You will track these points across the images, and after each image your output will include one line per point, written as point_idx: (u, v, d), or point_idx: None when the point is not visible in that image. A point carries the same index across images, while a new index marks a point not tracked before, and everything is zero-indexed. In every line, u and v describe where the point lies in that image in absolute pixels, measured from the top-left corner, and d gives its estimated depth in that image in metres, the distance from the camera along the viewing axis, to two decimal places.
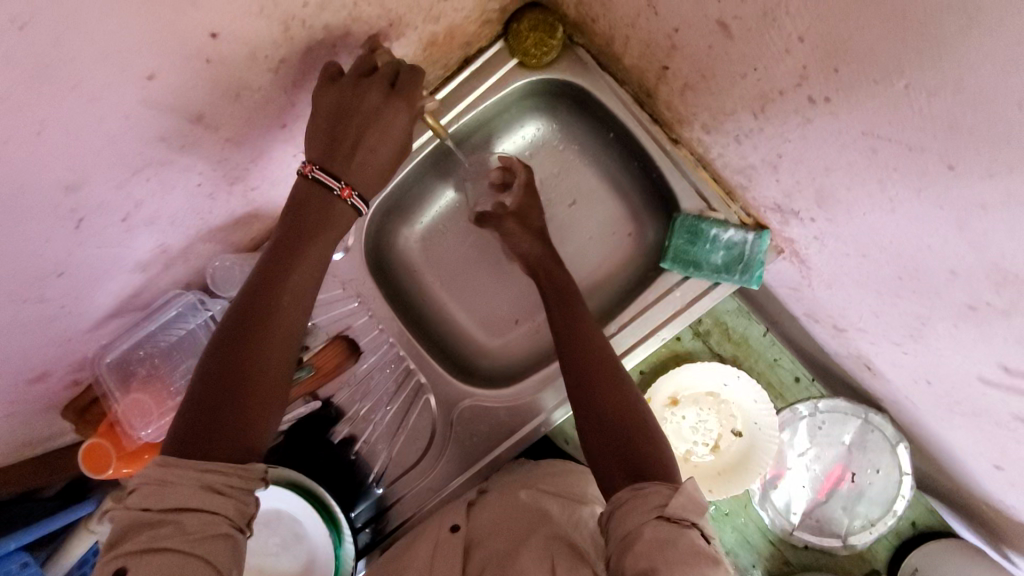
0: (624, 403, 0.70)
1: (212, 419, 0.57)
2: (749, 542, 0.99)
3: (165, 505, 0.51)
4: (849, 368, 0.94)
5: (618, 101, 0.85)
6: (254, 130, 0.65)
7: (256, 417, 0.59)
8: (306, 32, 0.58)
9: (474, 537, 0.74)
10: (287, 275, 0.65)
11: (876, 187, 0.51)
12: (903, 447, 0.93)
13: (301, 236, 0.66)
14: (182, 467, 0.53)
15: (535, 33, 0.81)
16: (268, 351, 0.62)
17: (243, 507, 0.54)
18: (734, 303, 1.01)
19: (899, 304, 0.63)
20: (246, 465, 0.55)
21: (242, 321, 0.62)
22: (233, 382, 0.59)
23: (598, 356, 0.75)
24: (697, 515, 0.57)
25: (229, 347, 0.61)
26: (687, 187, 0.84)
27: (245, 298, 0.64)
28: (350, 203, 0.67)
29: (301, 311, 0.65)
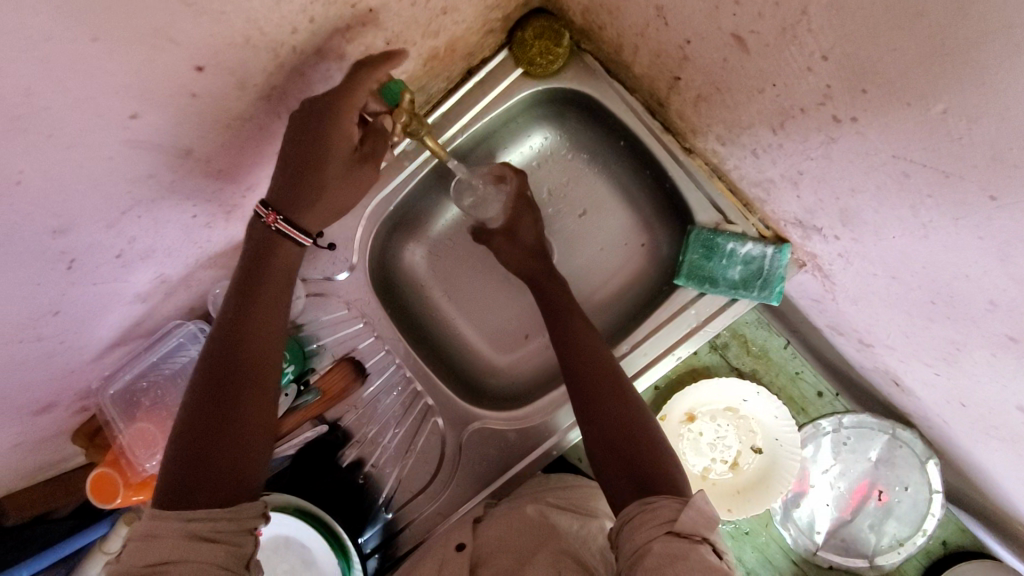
0: (634, 431, 0.67)
1: (201, 466, 0.55)
2: (771, 562, 0.95)
3: (150, 560, 0.48)
4: (876, 383, 0.89)
5: (628, 110, 0.81)
6: (249, 158, 0.63)
7: (247, 456, 0.57)
8: (298, 58, 0.55)
9: (482, 556, 0.73)
10: (258, 305, 0.62)
11: (908, 213, 0.48)
12: (933, 464, 0.89)
13: (274, 261, 0.63)
14: (165, 520, 0.51)
15: (540, 41, 0.78)
16: (246, 387, 0.59)
17: (233, 551, 0.51)
18: (753, 314, 0.97)
19: (931, 327, 0.60)
20: (238, 507, 0.54)
21: (215, 359, 0.60)
22: (215, 425, 0.57)
23: (602, 375, 0.71)
24: (709, 529, 0.54)
25: (204, 389, 0.58)
26: (702, 198, 0.80)
27: (215, 335, 0.61)
28: (275, 229, 0.62)
29: (276, 340, 0.63)
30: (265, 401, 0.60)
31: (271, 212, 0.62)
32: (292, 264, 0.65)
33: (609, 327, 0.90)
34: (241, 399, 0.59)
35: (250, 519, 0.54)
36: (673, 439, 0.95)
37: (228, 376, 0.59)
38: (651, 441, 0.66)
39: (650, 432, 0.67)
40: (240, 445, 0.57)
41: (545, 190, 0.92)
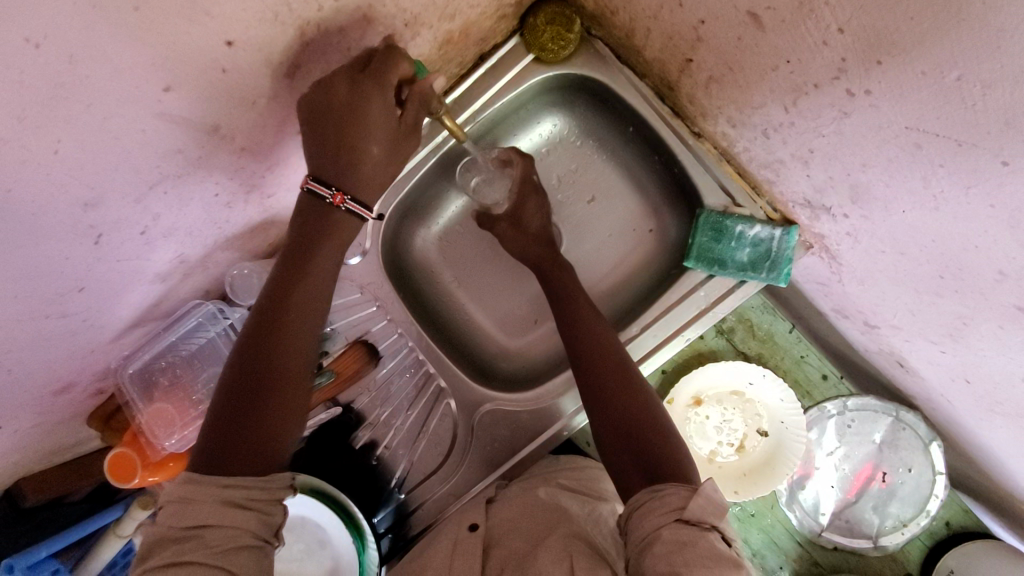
0: (642, 409, 0.68)
1: (237, 435, 0.57)
2: (777, 543, 0.96)
3: (188, 521, 0.50)
4: (879, 365, 0.91)
5: (638, 95, 0.82)
6: (270, 138, 0.64)
7: (279, 429, 0.59)
8: (322, 36, 0.57)
9: (493, 536, 0.72)
10: (297, 286, 0.64)
11: (919, 184, 0.49)
12: (936, 446, 0.91)
13: (311, 241, 0.64)
14: (202, 485, 0.52)
15: (551, 27, 0.79)
16: (283, 366, 0.61)
17: (266, 519, 0.53)
18: (759, 299, 0.98)
19: (939, 303, 0.61)
20: (270, 477, 0.56)
21: (255, 337, 0.62)
22: (252, 400, 0.59)
23: (611, 359, 0.72)
24: (717, 517, 0.54)
25: (242, 365, 0.60)
26: (711, 181, 0.81)
27: (257, 314, 0.63)
28: (344, 209, 0.64)
29: (314, 321, 0.65)
30: (298, 381, 0.62)
31: (338, 192, 0.63)
32: (347, 238, 0.67)
33: (618, 310, 0.91)
34: (277, 377, 0.61)
35: (280, 491, 0.56)
36: (680, 421, 0.96)
37: (266, 354, 0.61)
38: (657, 418, 0.68)
39: (656, 416, 0.68)
40: (273, 421, 0.59)
41: (556, 176, 0.93)
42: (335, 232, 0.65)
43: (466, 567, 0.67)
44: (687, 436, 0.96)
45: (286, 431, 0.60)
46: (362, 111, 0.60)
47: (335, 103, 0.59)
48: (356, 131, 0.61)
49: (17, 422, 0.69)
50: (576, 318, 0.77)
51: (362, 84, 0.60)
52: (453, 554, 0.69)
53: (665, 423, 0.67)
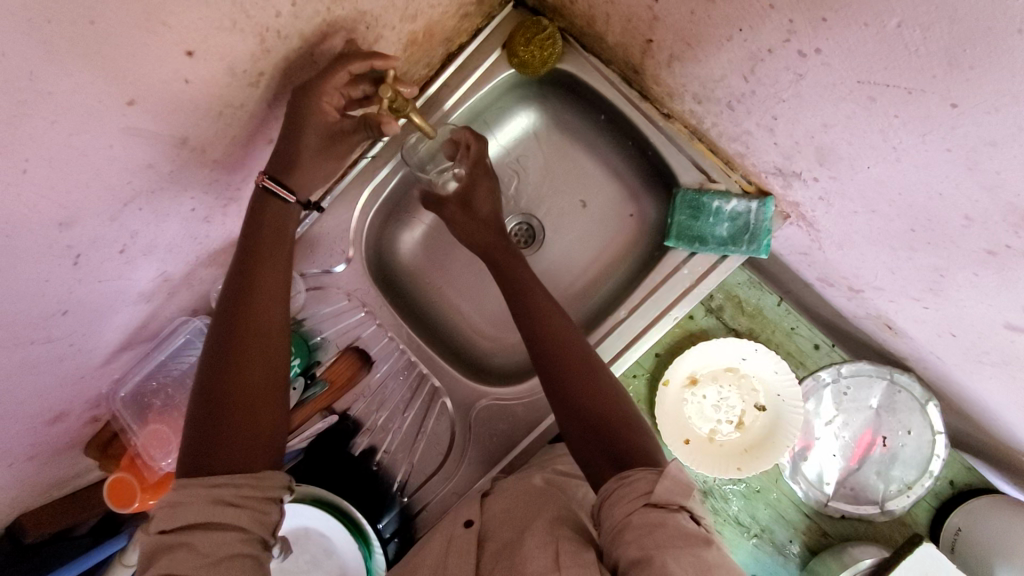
0: (597, 387, 0.67)
1: (216, 435, 0.56)
2: (784, 517, 0.96)
3: (179, 525, 0.51)
4: (868, 329, 0.91)
5: (606, 81, 0.83)
6: (243, 148, 0.65)
7: (258, 426, 0.59)
8: (283, 43, 0.57)
9: (487, 530, 0.70)
10: (255, 278, 0.63)
11: (878, 138, 0.50)
12: (934, 406, 0.90)
13: (266, 233, 0.65)
14: (188, 488, 0.53)
15: (532, 44, 0.80)
16: (251, 367, 0.60)
17: (260, 517, 0.54)
18: (744, 275, 0.98)
19: (915, 258, 0.62)
20: (260, 476, 0.56)
21: (221, 342, 0.61)
22: (225, 404, 0.58)
23: (581, 361, 0.69)
24: (684, 496, 0.55)
25: (209, 373, 0.60)
26: (684, 161, 0.82)
27: (223, 310, 0.62)
28: (264, 187, 0.64)
29: (280, 313, 0.64)
30: (269, 380, 0.61)
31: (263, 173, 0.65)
32: (286, 227, 0.66)
33: (605, 298, 0.91)
34: (246, 378, 0.59)
35: (274, 490, 0.56)
36: (677, 402, 0.97)
37: (232, 357, 0.60)
38: (620, 408, 0.66)
39: (630, 414, 0.66)
40: (250, 416, 0.58)
41: (531, 170, 0.95)
42: (270, 229, 0.65)
43: (461, 562, 0.65)
44: (684, 418, 0.97)
45: (266, 432, 0.59)
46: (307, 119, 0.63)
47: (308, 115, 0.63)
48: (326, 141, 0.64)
49: (12, 454, 0.69)
50: (546, 318, 0.74)
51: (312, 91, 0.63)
52: (448, 550, 0.68)
53: (632, 413, 0.66)
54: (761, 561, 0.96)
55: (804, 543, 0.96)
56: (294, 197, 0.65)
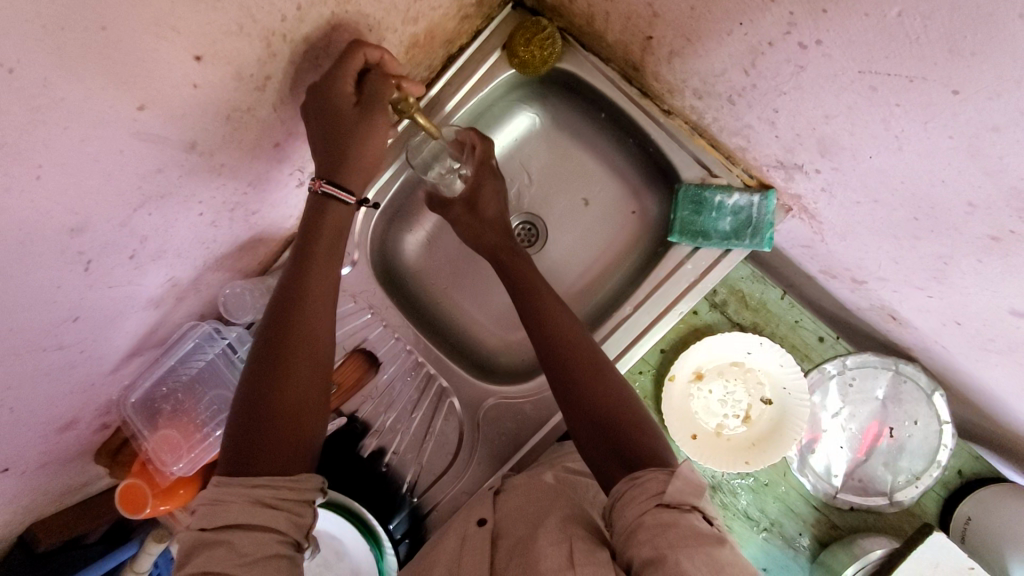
0: (608, 387, 0.67)
1: (260, 436, 0.57)
2: (793, 510, 0.96)
3: (219, 524, 0.52)
4: (872, 321, 0.91)
5: (607, 80, 0.84)
6: (249, 153, 0.65)
7: (298, 428, 0.60)
8: (288, 47, 0.58)
9: (500, 528, 0.70)
10: (305, 285, 0.65)
11: (880, 128, 0.51)
12: (939, 395, 0.91)
13: (316, 242, 0.67)
14: (230, 487, 0.54)
15: (532, 41, 0.81)
16: (297, 370, 0.61)
17: (296, 520, 0.55)
18: (747, 269, 0.98)
19: (918, 246, 0.63)
20: (298, 478, 0.57)
21: (267, 346, 0.62)
22: (269, 406, 0.59)
23: (590, 359, 0.70)
24: (697, 497, 0.55)
25: (256, 375, 0.61)
26: (685, 156, 0.82)
27: (271, 315, 0.64)
28: (320, 191, 0.65)
29: (325, 320, 0.65)
30: (313, 383, 0.62)
31: (315, 177, 0.66)
32: (338, 238, 0.68)
33: (610, 295, 0.92)
34: (291, 381, 0.61)
35: (309, 492, 0.57)
36: (683, 398, 0.97)
37: (278, 360, 0.61)
38: (629, 405, 0.66)
39: (636, 412, 0.66)
40: (291, 418, 0.60)
41: (534, 169, 0.95)
42: (320, 239, 0.67)
43: (475, 560, 0.65)
44: (691, 414, 0.97)
45: (307, 433, 0.60)
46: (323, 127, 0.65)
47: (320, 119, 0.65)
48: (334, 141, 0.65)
49: (24, 462, 0.69)
50: (551, 318, 0.74)
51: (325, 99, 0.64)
52: (461, 550, 0.68)
53: (637, 408, 0.66)
54: (770, 555, 0.96)
55: (813, 536, 0.96)
56: (355, 200, 0.68)
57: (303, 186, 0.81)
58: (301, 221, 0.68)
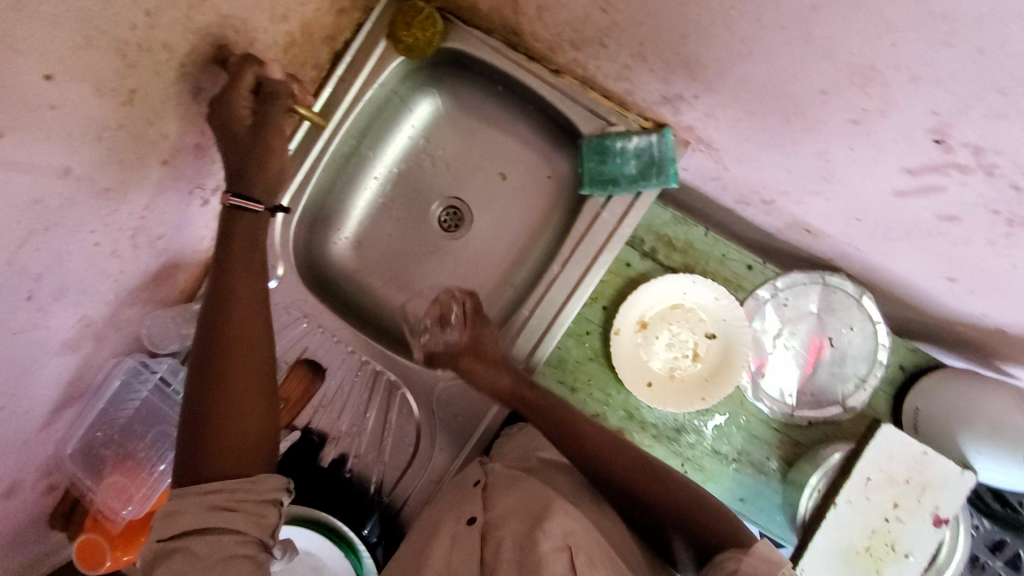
0: (641, 467, 0.71)
1: (209, 439, 0.60)
2: (757, 437, 0.98)
3: (177, 532, 0.55)
4: (793, 239, 0.94)
5: (492, 50, 0.85)
6: (137, 173, 0.64)
7: (247, 426, 0.61)
8: (148, 57, 0.58)
9: (490, 520, 0.69)
10: (229, 281, 0.66)
11: (727, 35, 0.54)
12: (868, 298, 0.95)
13: (241, 243, 0.68)
14: (186, 497, 0.57)
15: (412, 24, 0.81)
16: (235, 363, 0.63)
17: (258, 520, 0.58)
18: (668, 213, 1.00)
19: (801, 150, 0.65)
20: (256, 481, 0.59)
21: (201, 359, 0.63)
22: (212, 404, 0.61)
23: (631, 451, 0.72)
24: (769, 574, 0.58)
25: (197, 378, 0.62)
26: (581, 111, 0.84)
27: (204, 316, 0.65)
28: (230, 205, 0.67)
29: (257, 313, 0.66)
30: (253, 388, 0.63)
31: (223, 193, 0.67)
32: (254, 235, 0.69)
33: (539, 260, 0.93)
34: (231, 391, 0.62)
35: (272, 492, 0.60)
36: (632, 348, 0.98)
37: (214, 370, 0.62)
38: (677, 488, 0.69)
39: (683, 490, 0.69)
40: (238, 416, 0.61)
41: (444, 158, 0.98)
42: (236, 236, 0.68)
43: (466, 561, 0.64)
44: (642, 362, 0.98)
45: (257, 430, 0.62)
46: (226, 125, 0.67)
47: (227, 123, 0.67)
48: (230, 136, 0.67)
49: None
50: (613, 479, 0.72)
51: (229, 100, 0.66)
52: (452, 549, 0.67)
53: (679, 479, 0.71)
54: (745, 485, 0.97)
55: (781, 458, 0.98)
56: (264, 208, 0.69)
57: (208, 205, 0.80)
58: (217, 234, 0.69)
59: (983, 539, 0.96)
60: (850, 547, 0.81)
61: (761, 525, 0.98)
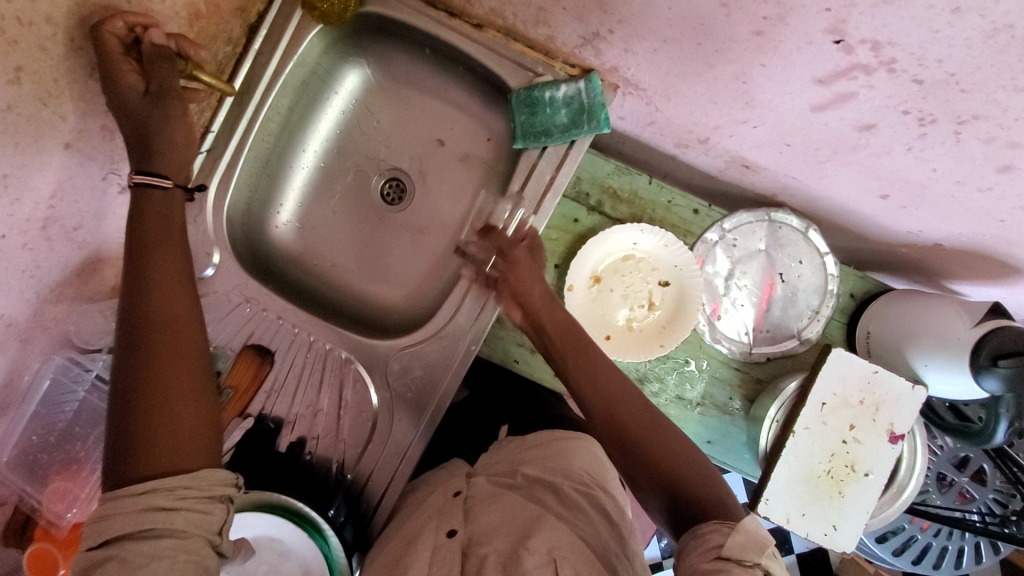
0: (642, 416, 0.73)
1: (140, 433, 0.56)
2: (719, 379, 0.99)
3: (109, 536, 0.51)
4: (734, 178, 0.94)
5: (412, 10, 0.83)
6: (37, 159, 0.61)
7: (181, 416, 0.58)
8: (28, 30, 0.55)
9: (472, 538, 0.70)
10: (147, 268, 0.63)
11: None
12: (813, 230, 0.96)
13: (161, 231, 0.65)
14: (118, 498, 0.53)
15: None
16: (159, 352, 0.60)
17: (202, 517, 0.55)
18: (610, 165, 1.00)
19: (718, 74, 0.65)
20: (198, 476, 0.56)
21: (124, 347, 0.60)
22: (136, 397, 0.57)
23: (641, 416, 0.73)
24: (758, 553, 0.55)
25: (120, 370, 0.59)
26: (508, 64, 0.83)
27: (123, 306, 0.62)
28: (133, 183, 0.65)
29: (179, 299, 0.63)
30: (187, 374, 0.60)
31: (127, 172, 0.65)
32: (169, 218, 0.66)
33: (484, 223, 0.92)
34: (158, 381, 0.58)
35: (219, 488, 0.57)
36: (587, 303, 0.98)
37: (144, 353, 0.59)
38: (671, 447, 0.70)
39: (677, 448, 0.70)
40: (167, 406, 0.58)
41: (379, 129, 0.96)
42: (152, 222, 0.65)
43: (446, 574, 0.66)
44: (598, 316, 0.98)
45: (192, 418, 0.59)
46: (121, 101, 0.64)
47: (129, 100, 0.64)
48: (133, 112, 0.64)
49: None
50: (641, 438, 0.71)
51: (112, 74, 0.63)
52: (432, 563, 0.68)
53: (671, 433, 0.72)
54: (711, 428, 0.98)
55: (744, 397, 0.99)
56: (172, 182, 0.66)
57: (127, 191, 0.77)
58: (127, 226, 0.67)
59: (948, 458, 0.98)
60: (811, 471, 0.83)
61: (728, 464, 1.00)
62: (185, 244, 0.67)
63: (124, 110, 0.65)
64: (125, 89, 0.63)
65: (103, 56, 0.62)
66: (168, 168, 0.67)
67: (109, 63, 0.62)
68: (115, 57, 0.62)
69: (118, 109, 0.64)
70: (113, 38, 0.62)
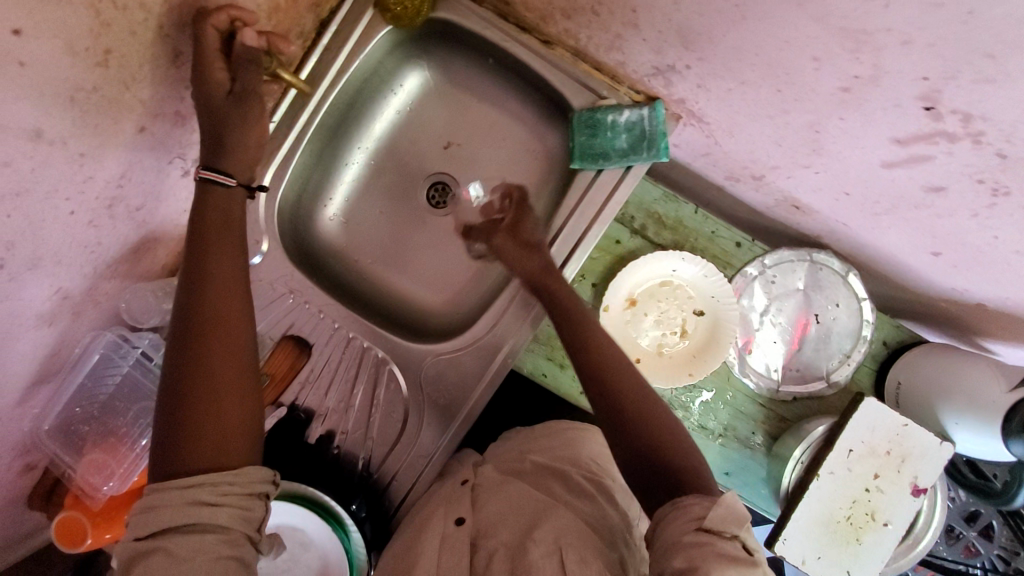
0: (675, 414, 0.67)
1: (188, 425, 0.57)
2: (743, 413, 0.99)
3: (154, 530, 0.52)
4: (781, 216, 0.94)
5: (482, 21, 0.83)
6: (114, 139, 0.62)
7: (227, 410, 0.59)
8: (122, 15, 0.55)
9: (480, 528, 0.71)
10: (207, 258, 0.64)
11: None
12: (853, 275, 0.96)
13: (220, 222, 0.66)
14: (165, 492, 0.54)
15: None
16: (211, 344, 0.61)
17: (241, 513, 0.55)
18: (658, 190, 1.00)
19: (791, 120, 0.65)
20: (239, 472, 0.57)
21: (180, 336, 0.61)
22: (188, 390, 0.59)
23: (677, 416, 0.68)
24: (739, 525, 0.52)
25: (175, 360, 0.60)
26: (572, 84, 0.83)
27: (182, 294, 0.63)
28: (200, 176, 0.66)
29: (233, 292, 0.64)
30: (236, 370, 0.61)
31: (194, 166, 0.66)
32: (229, 213, 0.67)
33: None
34: (209, 373, 0.59)
35: (258, 484, 0.58)
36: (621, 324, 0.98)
37: (201, 345, 0.60)
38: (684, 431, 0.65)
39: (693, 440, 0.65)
40: (214, 401, 0.59)
41: (431, 132, 0.96)
42: (213, 214, 0.66)
43: (454, 562, 0.67)
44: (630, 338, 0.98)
45: (238, 412, 0.60)
46: (201, 93, 0.65)
47: (209, 91, 0.65)
48: (210, 103, 0.66)
49: None
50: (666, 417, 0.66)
51: (200, 68, 0.64)
52: (441, 549, 0.69)
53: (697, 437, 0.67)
54: (733, 460, 0.98)
55: (766, 433, 0.99)
56: (235, 180, 0.68)
57: (188, 174, 0.78)
58: (189, 213, 0.68)
59: (959, 510, 0.99)
60: (831, 516, 0.84)
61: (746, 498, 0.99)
62: (241, 238, 0.68)
63: (204, 103, 0.66)
64: (211, 83, 0.65)
65: (199, 56, 0.64)
66: (236, 160, 0.68)
67: (203, 56, 0.64)
68: (208, 51, 0.64)
69: (200, 101, 0.66)
70: (211, 37, 0.64)
